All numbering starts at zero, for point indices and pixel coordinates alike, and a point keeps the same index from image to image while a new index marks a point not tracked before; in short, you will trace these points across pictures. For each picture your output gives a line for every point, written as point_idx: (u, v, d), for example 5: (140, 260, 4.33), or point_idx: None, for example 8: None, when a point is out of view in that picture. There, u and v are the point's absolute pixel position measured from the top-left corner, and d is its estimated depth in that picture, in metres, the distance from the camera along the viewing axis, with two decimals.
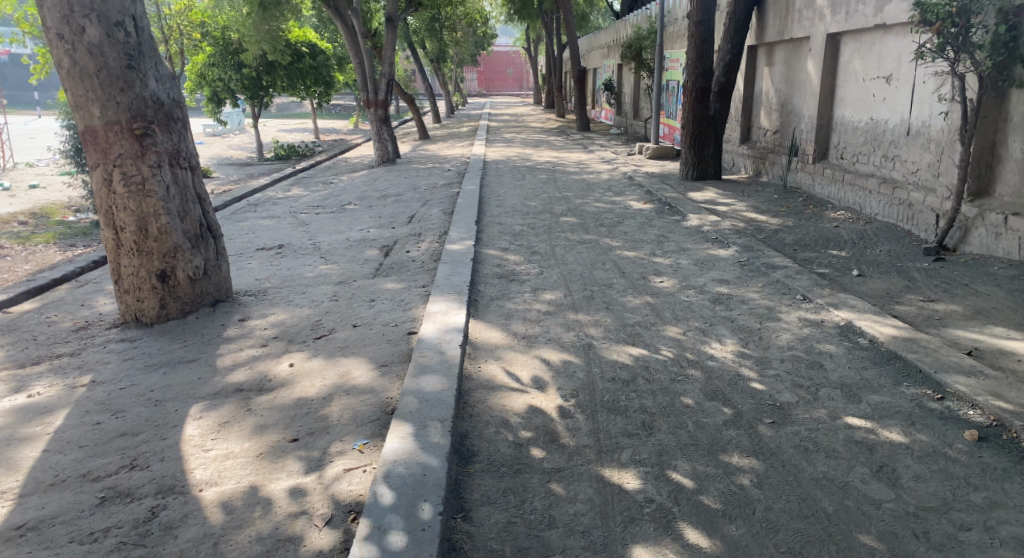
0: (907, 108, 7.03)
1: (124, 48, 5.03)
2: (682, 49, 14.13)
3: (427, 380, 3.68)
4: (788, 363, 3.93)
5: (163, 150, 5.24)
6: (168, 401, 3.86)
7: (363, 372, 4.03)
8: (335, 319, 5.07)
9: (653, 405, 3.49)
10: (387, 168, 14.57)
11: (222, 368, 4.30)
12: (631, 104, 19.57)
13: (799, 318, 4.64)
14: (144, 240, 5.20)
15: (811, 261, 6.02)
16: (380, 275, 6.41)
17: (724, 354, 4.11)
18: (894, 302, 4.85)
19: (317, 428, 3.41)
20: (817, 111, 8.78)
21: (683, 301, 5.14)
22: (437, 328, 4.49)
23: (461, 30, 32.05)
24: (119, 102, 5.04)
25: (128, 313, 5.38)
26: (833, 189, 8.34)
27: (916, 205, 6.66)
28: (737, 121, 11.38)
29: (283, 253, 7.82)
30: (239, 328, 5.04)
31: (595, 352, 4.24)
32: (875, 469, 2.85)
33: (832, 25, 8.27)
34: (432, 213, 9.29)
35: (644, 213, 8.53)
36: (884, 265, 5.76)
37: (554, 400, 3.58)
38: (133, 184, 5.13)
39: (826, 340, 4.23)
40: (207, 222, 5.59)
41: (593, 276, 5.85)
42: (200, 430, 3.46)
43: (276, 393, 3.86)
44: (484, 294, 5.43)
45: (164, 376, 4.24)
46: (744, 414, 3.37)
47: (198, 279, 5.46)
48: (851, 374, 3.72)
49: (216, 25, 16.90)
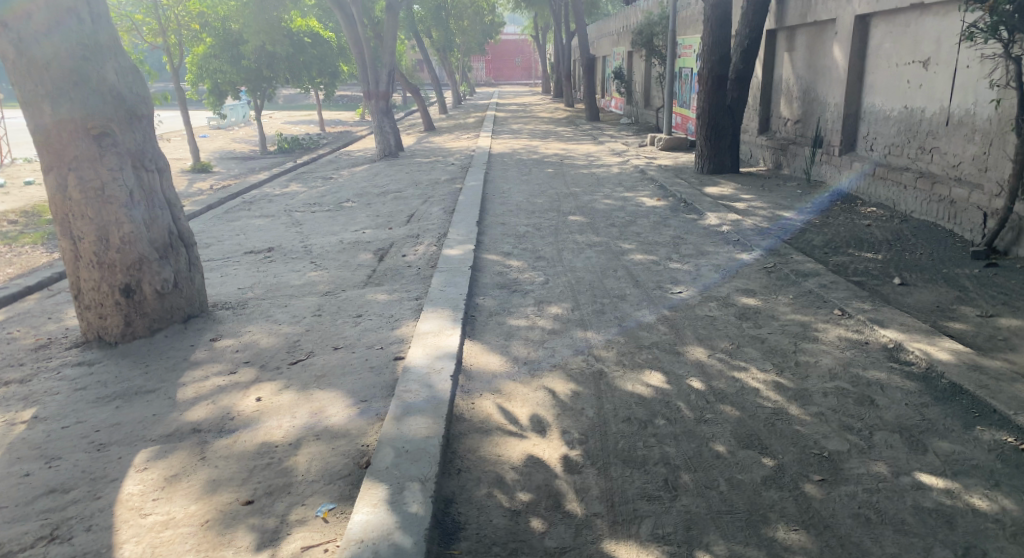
0: (948, 94, 6.40)
1: (78, 37, 4.49)
2: (696, 34, 13.46)
3: (411, 423, 3.15)
4: (831, 397, 3.36)
5: (125, 151, 4.70)
6: (112, 445, 3.35)
7: (338, 410, 3.50)
8: (315, 340, 4.54)
9: (677, 457, 2.93)
10: (389, 162, 14.00)
11: (182, 402, 3.78)
12: (641, 92, 18.94)
13: (839, 338, 4.06)
14: (105, 251, 4.67)
15: (846, 266, 5.42)
16: (372, 283, 5.88)
17: (757, 385, 3.53)
18: (946, 317, 4.26)
19: (277, 486, 2.89)
20: (844, 100, 8.14)
21: (704, 316, 4.57)
22: (427, 353, 3.95)
23: (469, 19, 31.39)
24: (73, 97, 4.50)
25: (90, 332, 4.84)
26: (863, 183, 7.72)
27: (958, 203, 6.04)
28: (756, 110, 10.73)
29: (271, 256, 7.31)
30: (208, 351, 4.52)
31: (607, 382, 3.68)
32: (961, 554, 2.29)
33: (862, 5, 7.61)
34: (432, 211, 8.75)
35: (659, 210, 7.95)
36: (930, 271, 5.16)
37: (557, 449, 3.03)
38: (92, 189, 4.61)
39: (874, 366, 3.65)
40: (179, 230, 5.04)
41: (604, 286, 5.30)
42: (141, 488, 2.96)
43: (236, 437, 3.33)
44: (483, 308, 4.89)
45: (115, 412, 3.72)
46: (787, 468, 2.80)
47: (167, 293, 4.91)
48: (909, 413, 3.14)
49: (216, 14, 15.93)
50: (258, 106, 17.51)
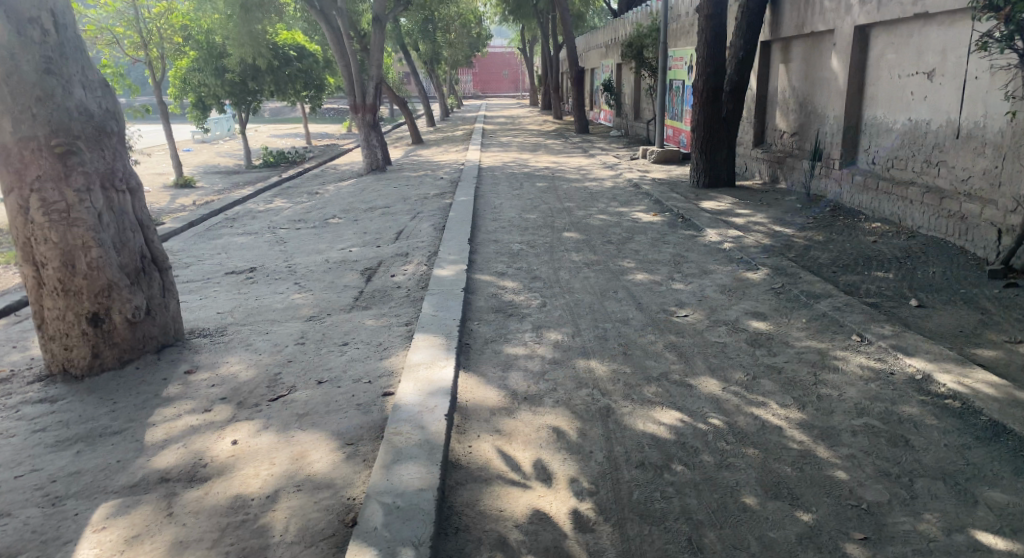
0: (955, 106, 6.21)
1: (41, 50, 4.17)
2: (688, 46, 13.29)
3: (402, 472, 2.85)
4: (861, 437, 3.10)
5: (93, 170, 4.37)
6: (69, 499, 3.00)
7: (320, 456, 3.18)
8: (297, 372, 4.21)
9: (701, 511, 2.67)
10: (377, 176, 13.69)
11: (150, 445, 3.44)
12: (631, 104, 18.77)
13: (860, 367, 3.80)
14: (71, 277, 4.33)
15: (858, 287, 5.17)
16: (359, 306, 5.58)
17: (779, 423, 3.26)
18: (972, 344, 4.02)
19: (252, 550, 2.57)
20: (843, 111, 7.94)
21: (715, 342, 4.29)
22: (418, 388, 3.63)
23: (456, 31, 31.20)
24: (36, 114, 4.16)
25: (54, 364, 4.48)
26: (865, 197, 7.51)
27: (969, 219, 5.85)
28: (751, 122, 10.53)
29: (253, 277, 6.99)
30: (182, 385, 4.18)
31: (615, 419, 3.39)
32: None
33: (861, 15, 7.43)
34: (422, 227, 8.46)
35: (656, 226, 7.70)
36: (947, 292, 4.93)
37: (566, 501, 2.75)
38: (56, 212, 4.27)
39: (903, 399, 3.40)
40: (151, 253, 4.72)
41: (605, 309, 5.01)
42: (98, 552, 2.63)
43: (208, 487, 3.00)
44: (477, 336, 4.58)
45: (76, 457, 3.37)
46: (824, 525, 2.57)
47: (139, 321, 4.58)
48: (951, 456, 2.92)
49: (199, 28, 15.46)
50: (243, 120, 17.18)
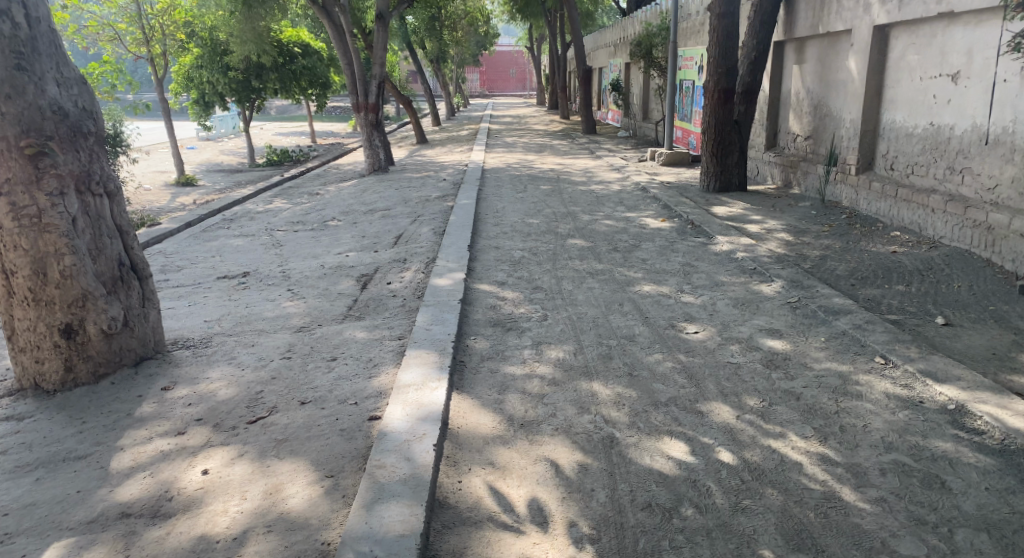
0: (982, 110, 5.90)
1: (10, 44, 3.82)
2: (698, 46, 12.96)
3: (383, 514, 2.57)
4: (891, 477, 2.81)
5: (67, 172, 4.05)
6: (19, 536, 2.75)
7: (296, 490, 2.90)
8: (280, 391, 3.93)
9: None
10: (380, 177, 13.44)
11: (115, 473, 3.17)
12: (639, 105, 18.47)
13: (886, 393, 3.50)
14: (42, 286, 4.05)
15: (878, 301, 4.86)
16: (351, 316, 5.31)
17: (799, 459, 2.97)
18: (1006, 369, 3.73)
19: None
20: (861, 115, 7.62)
21: (727, 363, 4.00)
22: (407, 413, 3.35)
23: (463, 30, 30.89)
24: (4, 113, 3.84)
25: (25, 379, 4.22)
26: (883, 204, 7.20)
27: (996, 230, 5.54)
28: (763, 125, 10.22)
29: (245, 282, 6.72)
30: (157, 403, 3.92)
31: (620, 451, 3.10)
32: None
33: (881, 15, 7.11)
34: (422, 231, 8.19)
35: (665, 233, 7.41)
36: (974, 309, 4.64)
37: (563, 551, 2.48)
38: (26, 218, 3.96)
39: (936, 433, 3.10)
40: (130, 260, 4.44)
41: (610, 323, 4.72)
42: None
43: (172, 526, 2.74)
44: (473, 352, 4.30)
45: (34, 486, 3.11)
46: None
47: (115, 333, 4.30)
48: (992, 502, 2.64)
49: (203, 24, 15.27)
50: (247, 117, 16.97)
